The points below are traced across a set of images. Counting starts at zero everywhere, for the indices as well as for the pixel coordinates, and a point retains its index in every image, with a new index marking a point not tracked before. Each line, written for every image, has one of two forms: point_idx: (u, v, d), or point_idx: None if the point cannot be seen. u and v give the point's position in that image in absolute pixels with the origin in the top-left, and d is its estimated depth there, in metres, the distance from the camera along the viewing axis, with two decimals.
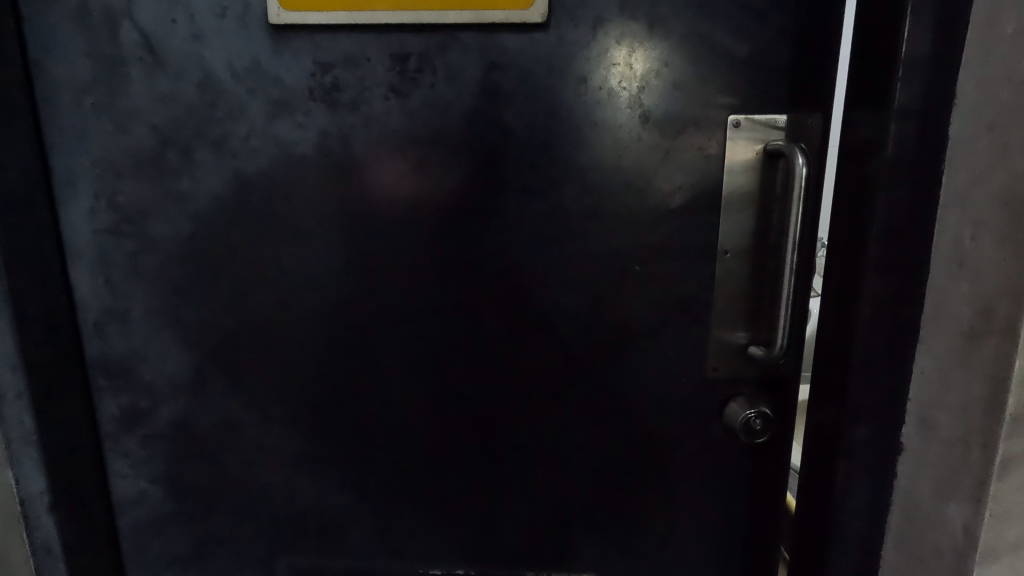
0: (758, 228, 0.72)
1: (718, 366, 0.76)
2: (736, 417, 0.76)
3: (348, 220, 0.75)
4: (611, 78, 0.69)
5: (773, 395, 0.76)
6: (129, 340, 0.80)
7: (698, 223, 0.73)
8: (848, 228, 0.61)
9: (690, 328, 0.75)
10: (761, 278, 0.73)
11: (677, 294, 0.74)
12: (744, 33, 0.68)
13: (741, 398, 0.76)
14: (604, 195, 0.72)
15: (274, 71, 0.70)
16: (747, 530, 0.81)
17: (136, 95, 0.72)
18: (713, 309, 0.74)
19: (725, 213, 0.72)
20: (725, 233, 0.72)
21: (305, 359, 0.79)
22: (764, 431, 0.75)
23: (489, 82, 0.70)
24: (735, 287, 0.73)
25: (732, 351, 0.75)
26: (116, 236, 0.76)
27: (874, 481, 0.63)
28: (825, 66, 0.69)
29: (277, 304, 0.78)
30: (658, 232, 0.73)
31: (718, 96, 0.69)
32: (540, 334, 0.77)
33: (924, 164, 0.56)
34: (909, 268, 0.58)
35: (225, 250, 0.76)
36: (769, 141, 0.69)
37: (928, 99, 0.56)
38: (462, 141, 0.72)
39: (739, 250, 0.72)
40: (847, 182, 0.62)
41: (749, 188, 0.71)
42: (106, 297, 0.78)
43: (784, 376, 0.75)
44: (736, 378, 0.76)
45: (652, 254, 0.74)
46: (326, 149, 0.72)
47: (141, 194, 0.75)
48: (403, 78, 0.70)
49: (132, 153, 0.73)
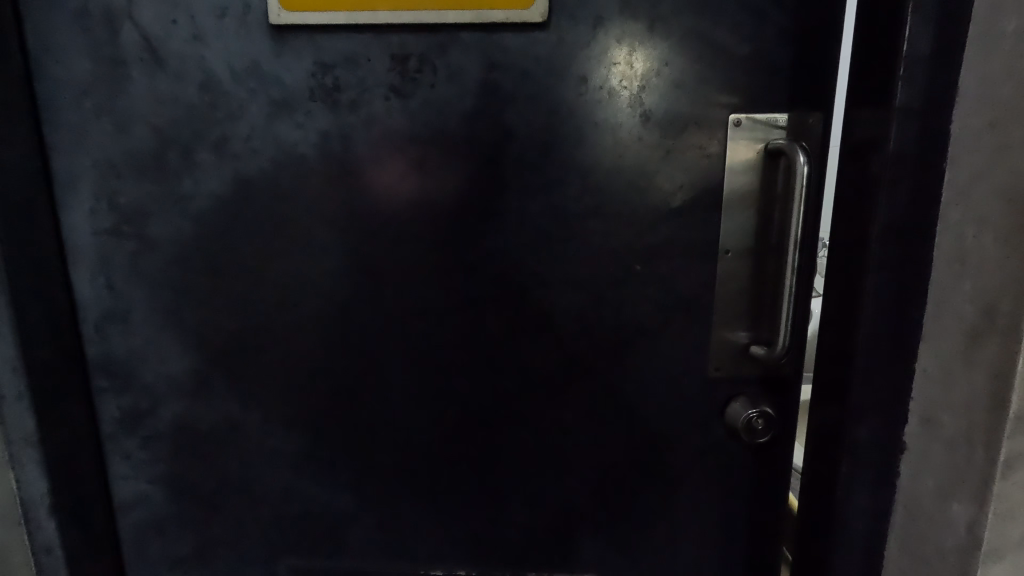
0: (759, 227, 0.72)
1: (720, 365, 0.76)
2: (738, 416, 0.75)
3: (349, 220, 0.75)
4: (612, 77, 0.69)
5: (774, 395, 0.76)
6: (129, 341, 0.80)
7: (698, 222, 0.72)
8: (849, 227, 0.61)
9: (691, 328, 0.75)
10: (762, 278, 0.73)
11: (679, 294, 0.74)
12: (744, 32, 0.67)
13: (743, 397, 0.76)
14: (604, 194, 0.72)
15: (275, 72, 0.70)
16: (749, 530, 0.81)
17: (137, 96, 0.72)
18: (714, 308, 0.74)
19: (726, 213, 0.71)
20: (726, 233, 0.72)
21: (305, 360, 0.79)
22: (766, 430, 0.75)
23: (490, 82, 0.70)
24: (736, 287, 0.73)
25: (734, 351, 0.75)
26: (117, 237, 0.76)
27: (877, 481, 0.63)
28: (826, 65, 0.68)
29: (278, 305, 0.78)
30: (658, 232, 0.73)
31: (718, 95, 0.69)
32: (541, 334, 0.77)
33: (926, 162, 0.56)
34: (911, 266, 0.58)
35: (225, 250, 0.76)
36: (769, 140, 0.69)
37: (930, 97, 0.56)
38: (462, 141, 0.71)
39: (740, 249, 0.72)
40: (849, 180, 0.61)
41: (750, 188, 0.71)
42: (106, 298, 0.78)
43: (786, 375, 0.75)
44: (737, 377, 0.76)
45: (652, 254, 0.74)
46: (326, 149, 0.72)
47: (141, 195, 0.75)
48: (403, 78, 0.70)
49: (133, 154, 0.73)
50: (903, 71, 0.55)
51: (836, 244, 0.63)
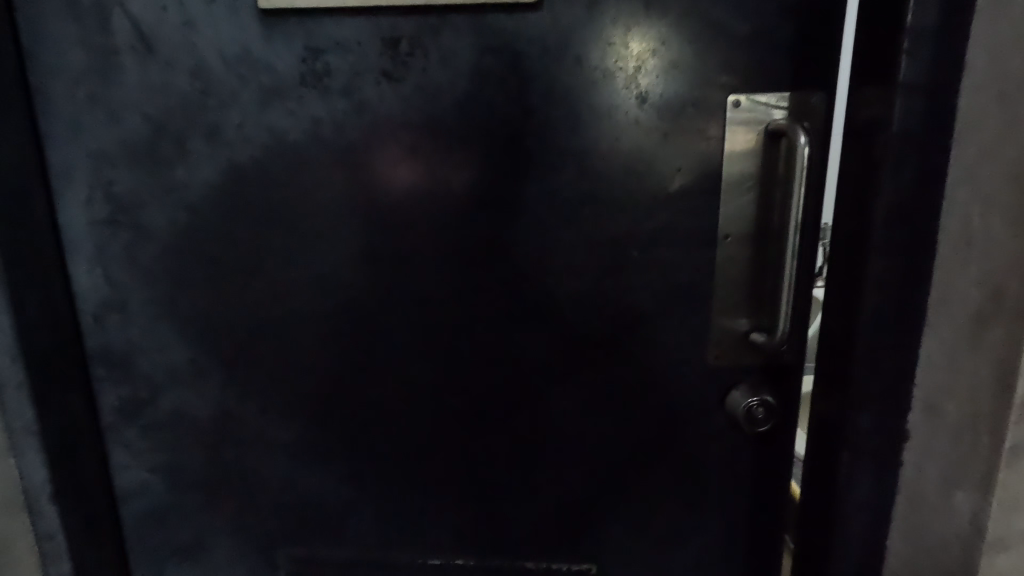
0: (760, 210, 0.70)
1: (720, 354, 0.74)
2: (738, 405, 0.74)
3: (342, 208, 0.74)
4: (607, 58, 0.67)
5: (775, 381, 0.74)
6: (127, 330, 0.80)
7: (697, 208, 0.71)
8: (850, 209, 0.59)
9: (690, 315, 0.74)
10: (763, 263, 0.71)
11: (677, 281, 0.73)
12: (743, 10, 0.65)
13: (743, 385, 0.75)
14: (601, 180, 0.71)
15: (266, 57, 0.69)
16: (750, 519, 0.80)
17: (129, 84, 0.71)
18: (713, 295, 0.73)
19: (726, 197, 0.70)
20: (726, 217, 0.70)
21: (302, 350, 0.79)
22: (768, 417, 0.73)
23: (483, 65, 0.68)
24: (738, 274, 0.71)
25: (734, 338, 0.73)
26: (112, 226, 0.76)
27: (880, 472, 0.61)
28: (829, 43, 0.66)
29: (272, 295, 0.77)
30: (656, 218, 0.71)
31: (717, 76, 0.67)
32: (537, 323, 0.76)
33: (931, 142, 0.54)
34: (915, 250, 0.56)
35: (222, 241, 0.76)
36: (770, 121, 0.67)
37: (937, 73, 0.53)
38: (455, 127, 0.70)
39: (742, 234, 0.70)
40: (849, 162, 0.59)
41: (750, 171, 0.69)
42: (104, 288, 0.79)
43: (787, 362, 0.73)
44: (737, 365, 0.74)
45: (650, 243, 0.72)
46: (318, 136, 0.72)
47: (135, 184, 0.74)
48: (394, 63, 0.69)
49: (126, 143, 0.73)
50: (908, 46, 0.53)
51: (838, 227, 0.61)
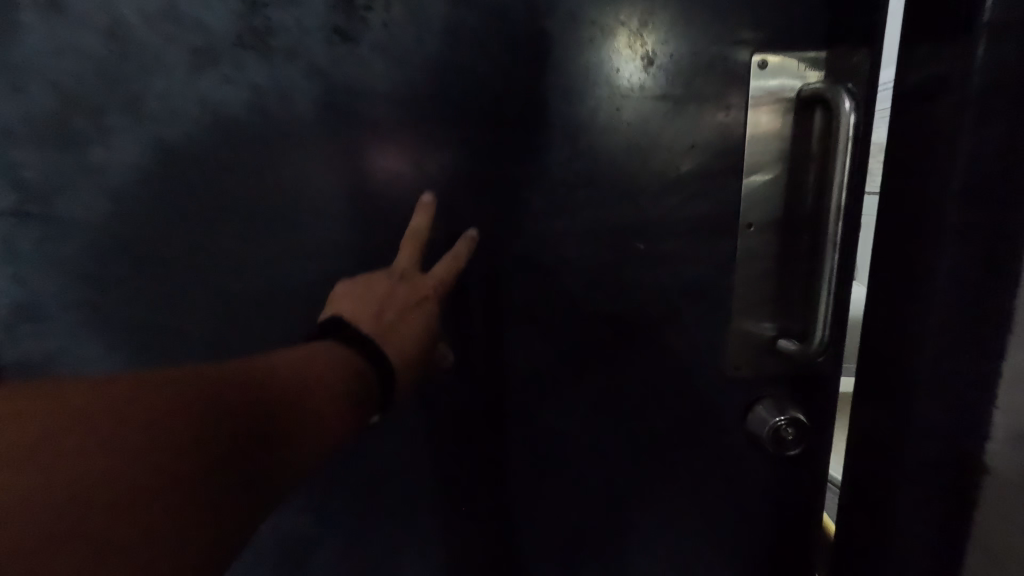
0: (788, 194, 0.58)
1: (741, 365, 0.63)
2: (762, 424, 0.63)
3: (297, 197, 0.63)
4: (608, 12, 0.56)
5: (808, 397, 0.63)
6: (48, 341, 0.68)
7: (714, 192, 0.59)
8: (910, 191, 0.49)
9: (705, 319, 0.63)
10: (792, 258, 0.60)
11: (689, 277, 0.62)
12: None
13: (769, 400, 0.63)
14: (599, 164, 0.60)
15: (196, 12, 0.57)
16: (771, 549, 0.70)
17: (30, 46, 0.59)
18: (733, 295, 0.62)
19: (749, 180, 0.59)
20: (749, 202, 0.59)
21: (252, 361, 0.69)
22: (800, 440, 0.62)
23: (458, 21, 0.57)
24: (763, 271, 0.60)
25: (759, 347, 0.62)
26: (21, 218, 0.64)
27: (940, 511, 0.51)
28: None
29: (220, 297, 0.67)
30: (666, 205, 0.60)
31: (739, 30, 0.56)
32: (524, 330, 0.66)
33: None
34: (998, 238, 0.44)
35: (152, 235, 0.65)
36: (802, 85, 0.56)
37: None
38: (427, 100, 0.59)
39: (769, 223, 0.59)
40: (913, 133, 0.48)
41: (778, 146, 0.58)
42: (14, 291, 0.67)
43: (822, 374, 0.62)
44: (761, 377, 0.64)
45: (658, 236, 0.61)
46: (264, 108, 0.60)
47: (46, 168, 0.63)
48: (351, 18, 0.57)
49: (31, 119, 0.61)
50: None
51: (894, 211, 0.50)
